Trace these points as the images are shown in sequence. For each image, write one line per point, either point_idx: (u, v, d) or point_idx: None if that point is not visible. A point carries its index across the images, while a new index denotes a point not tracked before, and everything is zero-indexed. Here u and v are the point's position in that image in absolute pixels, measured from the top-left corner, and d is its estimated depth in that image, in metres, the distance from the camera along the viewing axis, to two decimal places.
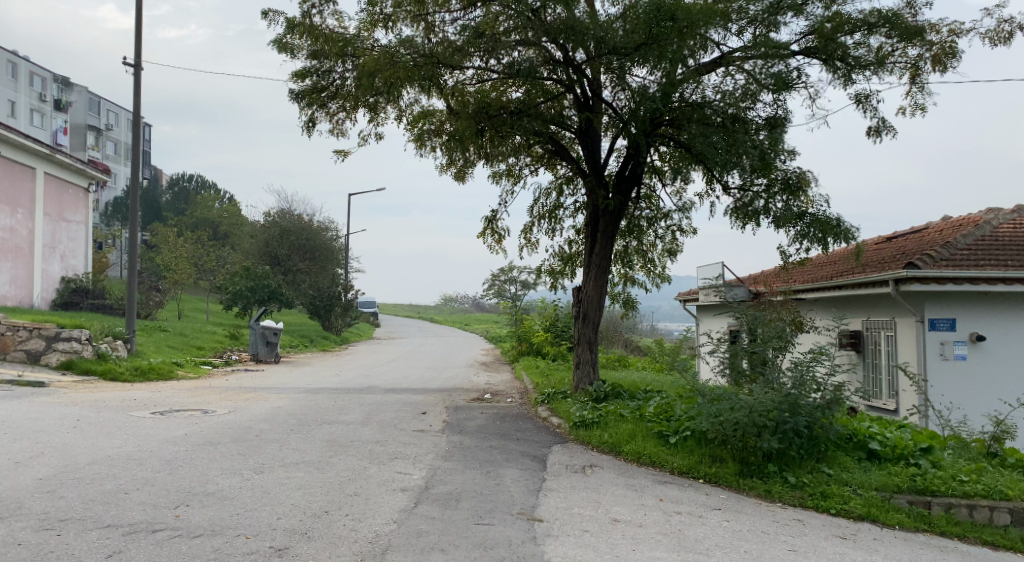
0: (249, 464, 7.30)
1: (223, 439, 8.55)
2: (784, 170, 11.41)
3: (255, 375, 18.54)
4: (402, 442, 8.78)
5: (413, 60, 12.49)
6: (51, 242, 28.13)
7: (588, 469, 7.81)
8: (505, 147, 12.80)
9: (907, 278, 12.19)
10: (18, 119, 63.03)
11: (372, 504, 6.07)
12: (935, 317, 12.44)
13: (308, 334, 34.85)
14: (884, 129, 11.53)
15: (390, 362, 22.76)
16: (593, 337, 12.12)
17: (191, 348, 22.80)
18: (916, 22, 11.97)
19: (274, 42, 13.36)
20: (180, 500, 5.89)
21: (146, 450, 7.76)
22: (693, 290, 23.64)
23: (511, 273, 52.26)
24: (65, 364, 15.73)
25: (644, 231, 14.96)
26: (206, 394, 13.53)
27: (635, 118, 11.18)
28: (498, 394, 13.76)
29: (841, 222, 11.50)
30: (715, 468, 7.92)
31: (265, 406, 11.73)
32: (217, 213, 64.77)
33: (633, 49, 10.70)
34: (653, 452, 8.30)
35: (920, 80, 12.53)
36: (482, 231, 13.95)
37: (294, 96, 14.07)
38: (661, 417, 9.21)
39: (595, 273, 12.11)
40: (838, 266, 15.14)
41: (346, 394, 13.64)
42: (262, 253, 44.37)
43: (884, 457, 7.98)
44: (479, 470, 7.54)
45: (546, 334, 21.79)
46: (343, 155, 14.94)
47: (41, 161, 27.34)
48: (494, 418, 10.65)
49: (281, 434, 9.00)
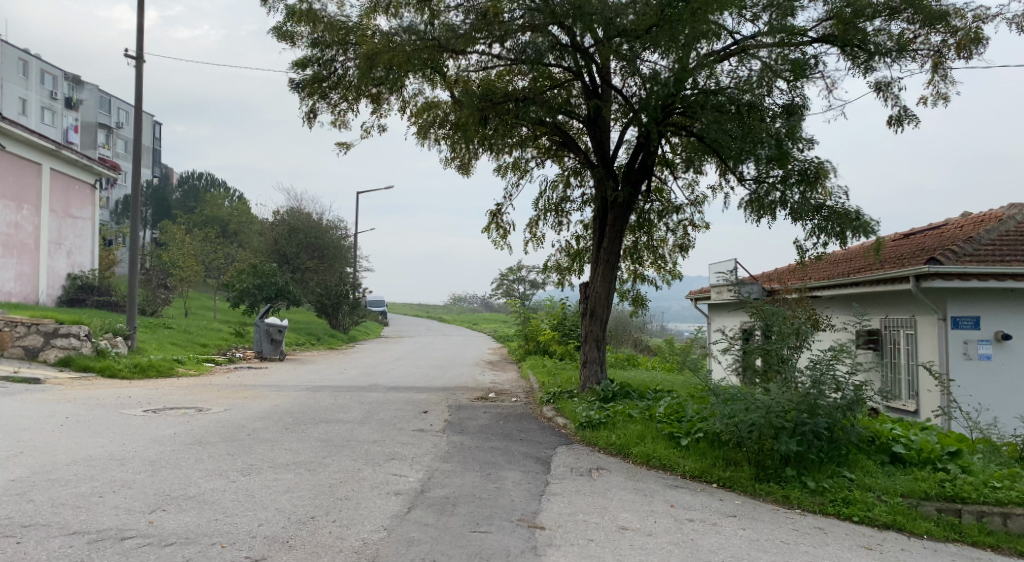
0: (236, 465, 6.92)
1: (213, 438, 8.19)
2: (801, 160, 10.96)
3: (257, 373, 18.18)
4: (400, 442, 8.38)
5: (415, 46, 12.12)
6: (57, 238, 27.92)
7: (594, 473, 7.39)
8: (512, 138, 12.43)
9: (929, 274, 11.71)
10: (29, 117, 63.16)
11: (362, 509, 5.68)
12: (959, 315, 11.97)
13: (315, 331, 34.55)
14: (906, 118, 11.09)
15: (395, 361, 22.38)
16: (601, 335, 11.67)
17: (195, 346, 22.48)
18: (940, 6, 11.55)
19: (274, 30, 13.01)
20: (157, 504, 5.52)
21: (130, 449, 7.40)
22: (705, 290, 23.18)
23: (520, 272, 52.03)
24: (63, 361, 15.41)
25: (654, 225, 14.55)
26: (203, 392, 13.17)
27: (647, 105, 10.78)
28: (503, 393, 13.35)
29: (861, 216, 11.05)
30: (729, 473, 7.48)
31: (262, 404, 11.37)
32: (226, 211, 64.62)
33: (643, 33, 10.31)
34: (663, 455, 7.88)
35: (944, 68, 12.12)
36: (487, 226, 13.55)
37: (294, 86, 13.71)
38: (671, 418, 8.77)
39: (602, 267, 11.67)
40: (855, 263, 14.66)
41: (347, 393, 13.26)
42: (270, 251, 44.15)
43: (909, 461, 7.55)
44: (479, 472, 7.13)
45: (554, 333, 21.29)
46: (346, 148, 14.58)
47: (47, 157, 27.14)
48: (497, 418, 10.25)
49: (274, 434, 8.63)
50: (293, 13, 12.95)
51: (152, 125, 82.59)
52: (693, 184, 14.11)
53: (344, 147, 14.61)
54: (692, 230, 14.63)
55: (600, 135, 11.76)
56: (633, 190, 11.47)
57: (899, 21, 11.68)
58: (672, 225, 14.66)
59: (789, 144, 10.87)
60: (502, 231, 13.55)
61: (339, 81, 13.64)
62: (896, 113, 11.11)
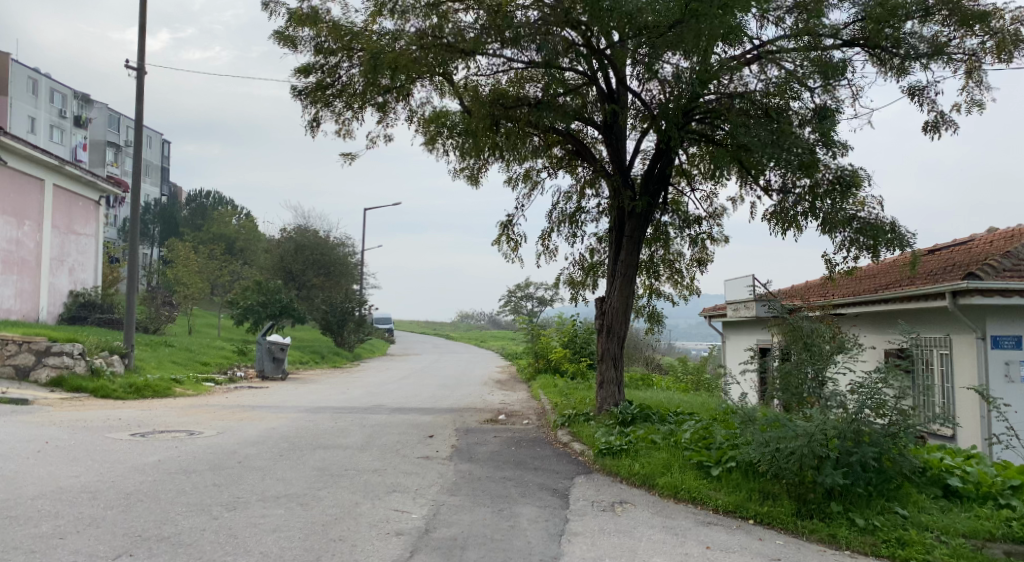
0: (221, 498, 6.24)
1: (200, 467, 7.52)
2: (835, 166, 10.20)
3: (257, 393, 17.52)
4: (403, 472, 7.68)
5: (423, 50, 11.56)
6: (58, 255, 27.37)
7: (617, 508, 6.70)
8: (524, 146, 11.88)
9: (968, 289, 11.02)
10: (38, 135, 62.96)
11: (358, 554, 5.01)
12: (1000, 334, 11.28)
13: (320, 349, 33.88)
14: (943, 124, 10.45)
15: (401, 380, 21.69)
16: (619, 353, 10.97)
17: (196, 365, 21.83)
18: (977, 6, 10.93)
19: (275, 34, 12.45)
20: (125, 548, 4.86)
21: (107, 480, 6.73)
22: (720, 307, 22.44)
23: (528, 290, 51.37)
24: (54, 381, 14.75)
25: (672, 238, 13.89)
26: (198, 414, 12.49)
27: (668, 108, 10.16)
28: (514, 415, 12.65)
29: (896, 229, 10.36)
30: (767, 508, 6.78)
31: (259, 427, 10.69)
32: (233, 228, 64.24)
33: (665, 30, 9.68)
34: (692, 486, 7.20)
35: (979, 73, 11.48)
36: (497, 237, 12.92)
37: (297, 93, 13.14)
38: (700, 445, 8.10)
39: (620, 282, 11.00)
40: (882, 279, 13.99)
41: (349, 415, 12.58)
42: (276, 268, 43.63)
43: (967, 496, 6.92)
44: (490, 507, 6.44)
45: (566, 351, 20.76)
46: (350, 158, 13.99)
47: (50, 173, 26.66)
48: (508, 443, 9.56)
49: (268, 461, 7.95)
50: (294, 17, 12.41)
51: (160, 142, 82.52)
52: (713, 195, 13.47)
53: (348, 158, 14.02)
54: (712, 245, 13.95)
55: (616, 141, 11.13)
56: (653, 200, 10.82)
57: (933, 23, 11.08)
58: (691, 239, 14.01)
59: (822, 150, 10.16)
60: (513, 243, 12.94)
61: (344, 88, 13.10)
62: (933, 118, 10.48)
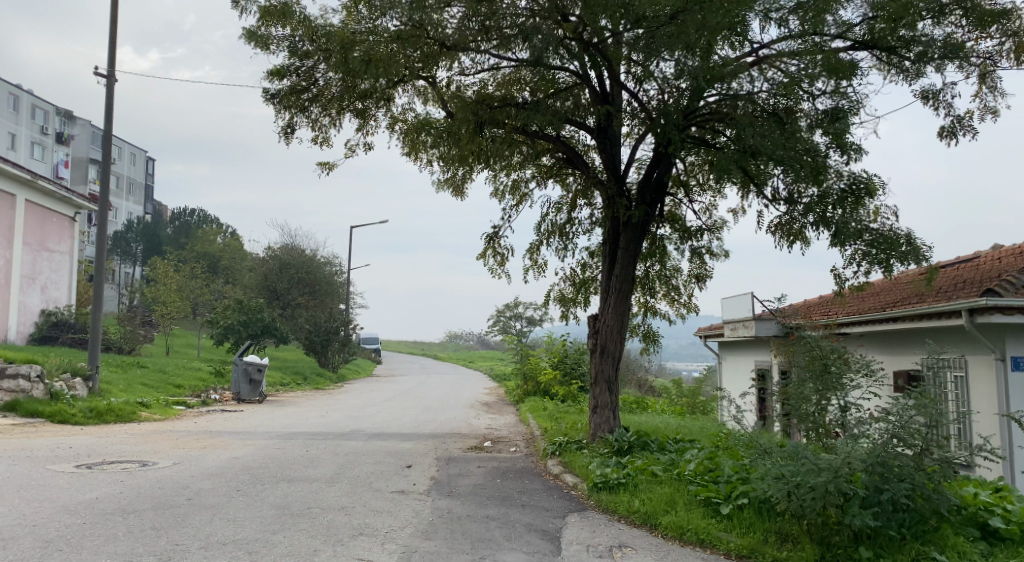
0: (155, 547, 5.37)
1: (142, 506, 6.62)
2: (847, 174, 9.56)
3: (230, 417, 16.58)
4: (373, 510, 6.81)
5: (405, 51, 10.82)
6: (30, 273, 26.35)
7: (616, 554, 5.85)
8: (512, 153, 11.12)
9: (986, 307, 10.29)
10: (19, 152, 61.88)
11: None
12: (1018, 355, 10.57)
13: (302, 370, 32.88)
14: (959, 129, 9.82)
15: (383, 403, 20.76)
16: (614, 375, 10.16)
17: (169, 387, 20.85)
18: (994, 5, 10.31)
19: (245, 33, 11.64)
20: None
21: (28, 525, 5.83)
22: (715, 326, 21.71)
23: (517, 310, 50.54)
24: (9, 405, 13.78)
25: (667, 253, 13.17)
26: (158, 441, 11.55)
27: (669, 109, 9.43)
28: (500, 442, 11.80)
29: (911, 241, 9.65)
30: (786, 553, 6.00)
31: (221, 456, 9.79)
32: (218, 247, 63.26)
33: (666, 22, 8.99)
34: (700, 527, 6.40)
35: (994, 78, 10.84)
36: (483, 251, 12.14)
37: (269, 97, 12.29)
38: (706, 478, 7.30)
39: (614, 298, 10.21)
40: (888, 296, 13.31)
41: (323, 442, 11.69)
42: (259, 287, 42.67)
43: (1010, 538, 6.20)
44: (469, 555, 5.58)
45: (557, 373, 19.95)
46: (328, 169, 13.16)
47: (22, 188, 25.70)
48: (493, 475, 8.70)
49: (221, 498, 7.06)
50: (265, 14, 11.58)
51: (145, 160, 81.57)
52: (712, 207, 12.78)
53: (326, 168, 13.20)
54: (710, 260, 13.21)
55: (611, 146, 10.41)
56: (650, 211, 10.10)
57: (946, 24, 10.45)
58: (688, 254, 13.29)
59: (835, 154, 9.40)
60: (500, 258, 12.20)
61: (320, 93, 12.27)
62: (949, 123, 9.83)
